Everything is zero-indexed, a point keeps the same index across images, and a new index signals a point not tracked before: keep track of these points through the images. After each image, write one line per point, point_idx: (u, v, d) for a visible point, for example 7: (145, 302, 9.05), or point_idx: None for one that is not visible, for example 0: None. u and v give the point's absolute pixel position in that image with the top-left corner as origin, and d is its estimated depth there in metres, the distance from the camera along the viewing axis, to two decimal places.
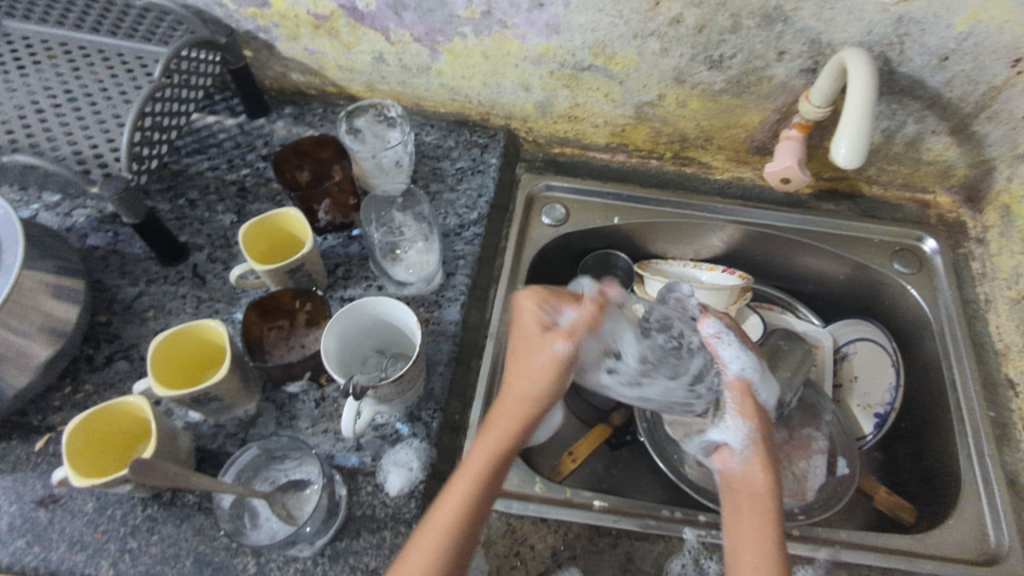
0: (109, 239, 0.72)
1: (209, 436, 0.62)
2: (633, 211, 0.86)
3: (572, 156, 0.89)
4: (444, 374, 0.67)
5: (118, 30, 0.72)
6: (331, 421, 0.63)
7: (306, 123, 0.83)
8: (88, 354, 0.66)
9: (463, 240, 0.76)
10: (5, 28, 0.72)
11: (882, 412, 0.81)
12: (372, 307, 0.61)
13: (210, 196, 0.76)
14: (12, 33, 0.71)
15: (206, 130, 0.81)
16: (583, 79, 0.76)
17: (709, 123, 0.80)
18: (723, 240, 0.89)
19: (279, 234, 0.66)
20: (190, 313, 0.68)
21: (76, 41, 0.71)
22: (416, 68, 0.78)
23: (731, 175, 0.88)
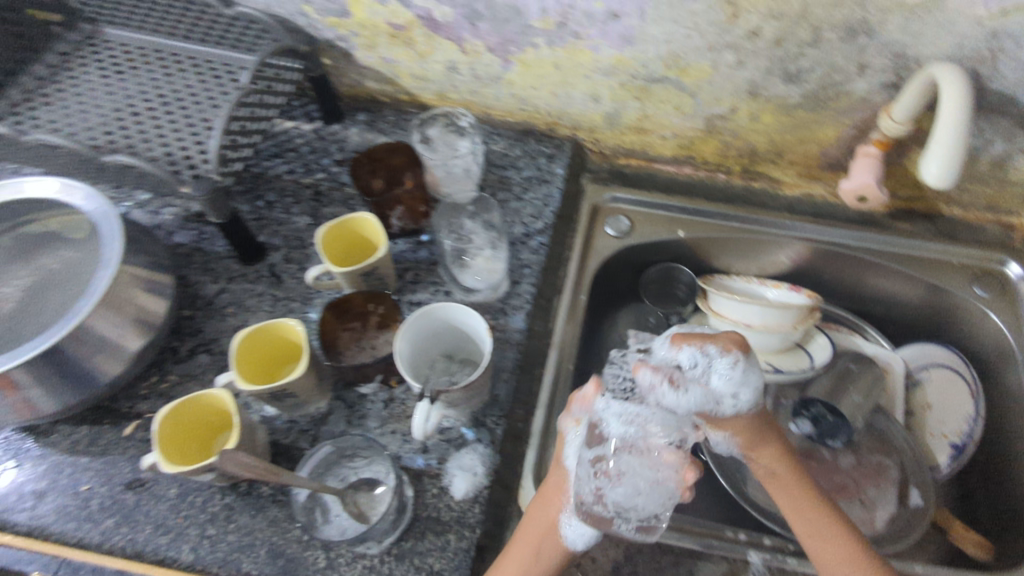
0: (194, 237, 0.76)
1: (283, 431, 0.64)
2: (698, 225, 0.86)
3: (637, 168, 0.89)
4: (508, 381, 0.68)
5: (208, 37, 0.76)
6: (399, 422, 0.65)
7: (379, 129, 0.85)
8: (174, 346, 0.69)
9: (529, 249, 0.77)
10: (109, 36, 0.76)
11: (959, 443, 0.77)
12: (442, 313, 0.62)
13: (287, 198, 0.79)
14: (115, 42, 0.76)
15: (285, 135, 0.84)
16: (654, 91, 0.76)
17: (781, 137, 0.79)
18: (789, 256, 0.87)
19: (353, 238, 0.68)
20: (267, 310, 0.71)
21: (169, 47, 0.75)
22: (487, 78, 0.79)
23: (802, 191, 0.86)
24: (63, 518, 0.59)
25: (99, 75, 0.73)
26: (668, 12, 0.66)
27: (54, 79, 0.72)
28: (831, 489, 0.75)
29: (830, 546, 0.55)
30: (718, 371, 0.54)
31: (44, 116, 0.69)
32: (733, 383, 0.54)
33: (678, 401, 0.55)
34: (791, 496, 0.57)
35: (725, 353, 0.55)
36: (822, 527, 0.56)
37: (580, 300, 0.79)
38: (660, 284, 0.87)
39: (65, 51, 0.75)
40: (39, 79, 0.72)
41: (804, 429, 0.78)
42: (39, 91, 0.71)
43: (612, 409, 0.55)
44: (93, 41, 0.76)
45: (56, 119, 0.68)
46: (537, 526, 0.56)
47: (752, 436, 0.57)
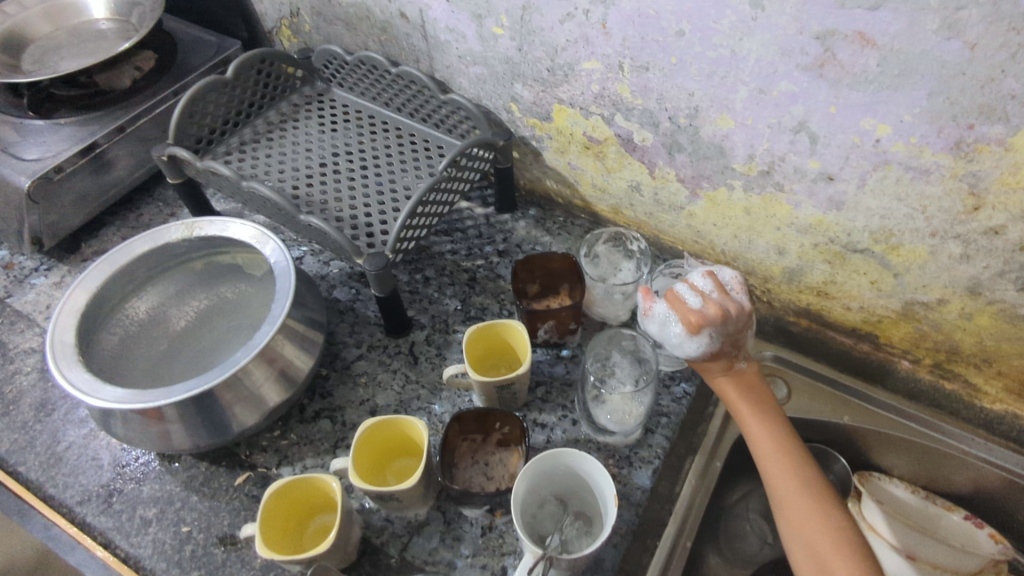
0: (351, 295, 0.77)
1: (377, 529, 0.61)
2: (865, 413, 0.77)
3: (808, 330, 0.79)
4: (618, 547, 0.60)
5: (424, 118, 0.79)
6: (492, 558, 0.59)
7: (546, 228, 0.83)
8: (302, 404, 0.68)
9: (670, 396, 0.70)
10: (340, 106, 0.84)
11: None
12: (569, 459, 0.57)
13: (443, 277, 0.78)
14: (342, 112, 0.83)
15: (457, 215, 0.85)
16: (851, 260, 0.68)
17: (996, 345, 0.67)
18: (966, 481, 0.75)
19: (498, 343, 0.65)
20: (396, 389, 0.68)
21: (390, 121, 0.82)
22: (669, 205, 0.75)
23: (1008, 408, 0.71)
24: (157, 556, 0.59)
25: (318, 130, 0.81)
26: (893, 186, 0.59)
27: (280, 127, 0.81)
28: None
29: (806, 532, 0.56)
30: (671, 325, 0.63)
31: (262, 158, 0.77)
32: (685, 348, 0.62)
33: (653, 328, 0.64)
34: (778, 467, 0.59)
35: (680, 332, 0.62)
36: (787, 509, 0.57)
37: (714, 469, 0.70)
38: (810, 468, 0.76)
39: (296, 102, 0.85)
40: (269, 124, 0.82)
41: None
42: (268, 133, 0.81)
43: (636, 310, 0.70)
44: (321, 98, 0.86)
45: (271, 164, 0.76)
46: None
47: (711, 370, 0.63)
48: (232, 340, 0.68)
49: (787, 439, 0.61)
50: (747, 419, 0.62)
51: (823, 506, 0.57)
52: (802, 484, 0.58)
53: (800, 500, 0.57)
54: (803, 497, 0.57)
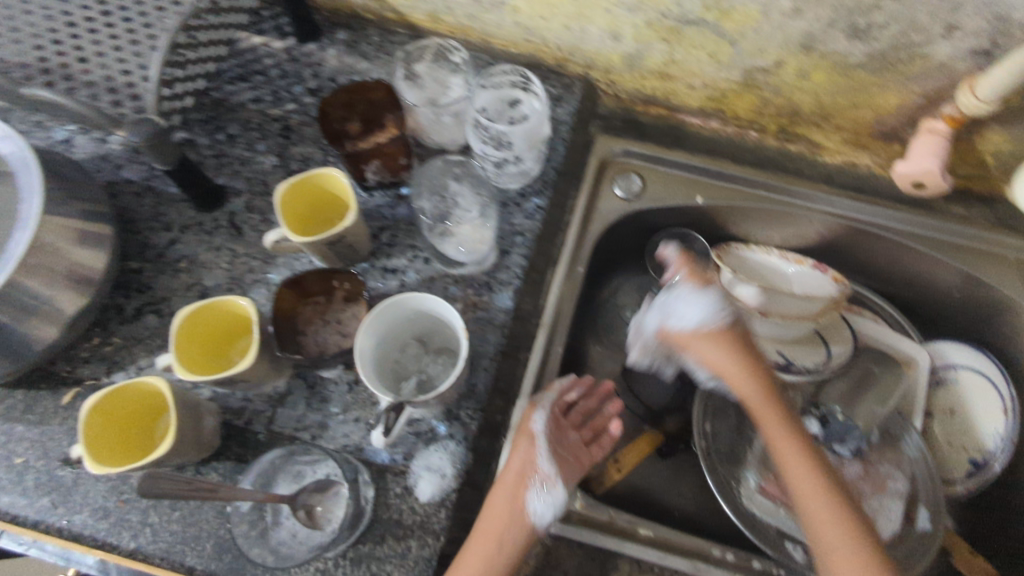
0: (146, 172, 0.67)
1: (237, 411, 0.59)
2: (721, 192, 0.75)
3: (658, 117, 0.77)
4: (489, 371, 0.61)
5: None
6: (363, 410, 0.59)
7: (360, 53, 0.72)
8: (119, 303, 0.62)
9: (523, 214, 0.67)
10: None
11: (981, 460, 0.70)
12: (414, 302, 0.55)
13: (252, 132, 0.69)
14: None
15: (251, 53, 0.72)
16: (686, 34, 0.63)
17: (831, 100, 0.66)
18: (819, 231, 0.77)
19: (321, 195, 0.59)
20: (224, 269, 0.64)
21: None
22: (488, 2, 0.66)
23: (844, 159, 0.75)
24: None
25: None
26: None
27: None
28: None
29: (799, 484, 0.54)
30: (682, 301, 0.61)
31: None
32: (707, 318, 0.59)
33: (527, 160, 0.65)
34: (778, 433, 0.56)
35: (691, 291, 0.60)
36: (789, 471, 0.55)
37: (578, 274, 0.70)
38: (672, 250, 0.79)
39: None
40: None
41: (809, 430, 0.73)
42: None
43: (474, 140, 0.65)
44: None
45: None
46: (502, 517, 0.55)
47: (734, 373, 0.58)
48: None
49: (772, 403, 0.58)
50: (745, 392, 0.58)
51: (804, 448, 0.56)
52: (799, 448, 0.56)
53: (804, 456, 0.55)
54: (816, 486, 0.54)
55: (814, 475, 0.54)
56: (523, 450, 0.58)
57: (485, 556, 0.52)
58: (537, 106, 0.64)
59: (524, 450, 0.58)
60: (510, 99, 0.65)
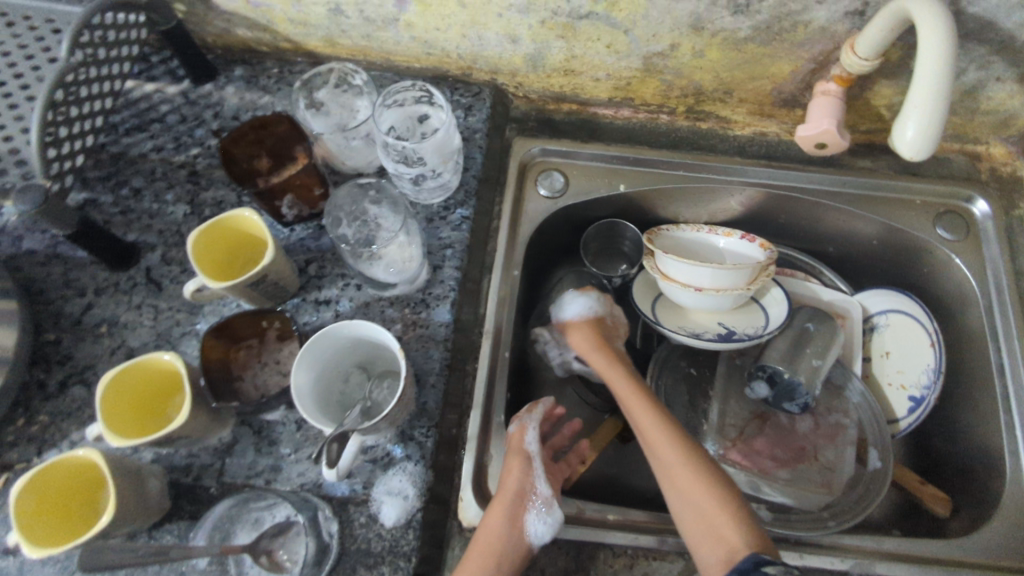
0: (48, 242, 0.64)
1: (183, 468, 0.57)
2: (640, 177, 0.76)
3: (570, 113, 0.77)
4: (437, 387, 0.61)
5: None
6: (315, 446, 0.58)
7: (261, 87, 0.72)
8: (40, 380, 0.59)
9: (449, 226, 0.67)
10: None
11: (918, 395, 0.74)
12: (348, 330, 0.53)
13: (158, 182, 0.67)
14: None
15: (147, 102, 0.70)
16: (580, 28, 0.64)
17: (730, 75, 0.69)
18: (740, 202, 0.79)
19: (237, 238, 0.58)
20: (149, 324, 0.62)
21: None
22: (381, 20, 0.66)
23: (753, 129, 0.77)
24: None
25: None
26: None
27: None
28: (789, 454, 0.73)
29: (681, 482, 0.57)
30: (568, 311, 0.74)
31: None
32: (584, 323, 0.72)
33: (443, 176, 0.66)
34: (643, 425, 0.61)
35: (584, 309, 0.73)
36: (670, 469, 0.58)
37: (514, 277, 0.70)
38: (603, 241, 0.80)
39: None
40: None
41: (760, 392, 0.75)
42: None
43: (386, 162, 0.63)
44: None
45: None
46: (495, 534, 0.55)
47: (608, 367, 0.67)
48: None
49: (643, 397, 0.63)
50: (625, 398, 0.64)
51: (684, 450, 0.59)
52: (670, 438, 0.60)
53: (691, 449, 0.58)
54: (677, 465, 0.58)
55: (687, 468, 0.57)
56: (517, 467, 0.59)
57: (486, 570, 0.52)
58: (443, 120, 0.63)
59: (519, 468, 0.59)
60: (414, 116, 0.66)
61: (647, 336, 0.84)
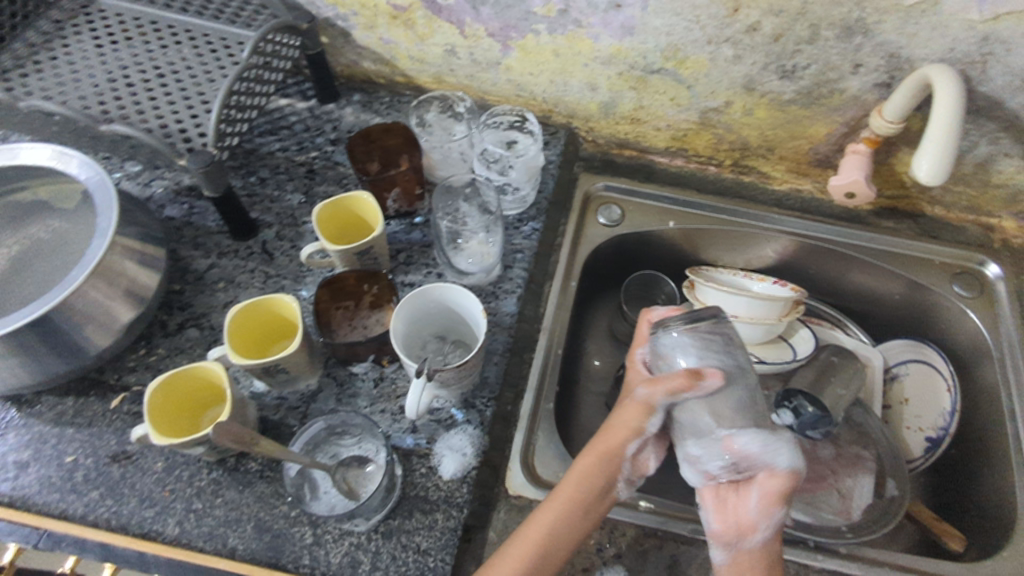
0: (185, 211, 0.74)
1: (272, 408, 0.64)
2: (688, 217, 0.87)
3: (630, 158, 0.89)
4: (499, 364, 0.69)
5: (221, 15, 0.74)
6: (389, 402, 0.65)
7: (374, 110, 0.84)
8: (163, 320, 0.67)
9: (521, 235, 0.77)
10: (100, 4, 0.75)
11: (935, 436, 0.81)
12: (438, 294, 0.62)
13: (280, 175, 0.77)
14: (107, 11, 0.74)
15: (279, 112, 0.82)
16: (651, 82, 0.77)
17: (774, 133, 0.80)
18: (776, 251, 0.89)
19: (350, 217, 0.68)
20: (259, 287, 0.69)
21: (178, 23, 0.73)
22: (486, 63, 0.79)
23: (790, 186, 0.88)
24: (47, 489, 0.59)
25: (95, 47, 0.71)
26: (670, 4, 0.67)
27: (47, 46, 0.70)
28: (810, 478, 0.77)
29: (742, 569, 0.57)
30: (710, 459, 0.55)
31: (35, 83, 0.67)
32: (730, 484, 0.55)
33: (527, 189, 0.76)
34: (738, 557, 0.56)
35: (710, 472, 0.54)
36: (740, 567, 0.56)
37: (571, 287, 0.79)
38: (645, 287, 0.90)
39: (59, 18, 0.73)
40: (31, 45, 0.70)
41: (785, 421, 0.78)
42: (34, 57, 0.69)
43: (481, 168, 0.77)
44: (88, 10, 0.74)
45: (48, 88, 0.66)
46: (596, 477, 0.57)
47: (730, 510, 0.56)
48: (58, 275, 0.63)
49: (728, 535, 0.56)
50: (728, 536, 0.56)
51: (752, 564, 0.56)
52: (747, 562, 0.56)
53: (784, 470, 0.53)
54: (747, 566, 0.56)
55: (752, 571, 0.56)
56: (637, 415, 0.56)
57: (575, 500, 0.56)
58: (533, 142, 0.77)
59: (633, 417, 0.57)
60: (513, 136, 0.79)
61: None
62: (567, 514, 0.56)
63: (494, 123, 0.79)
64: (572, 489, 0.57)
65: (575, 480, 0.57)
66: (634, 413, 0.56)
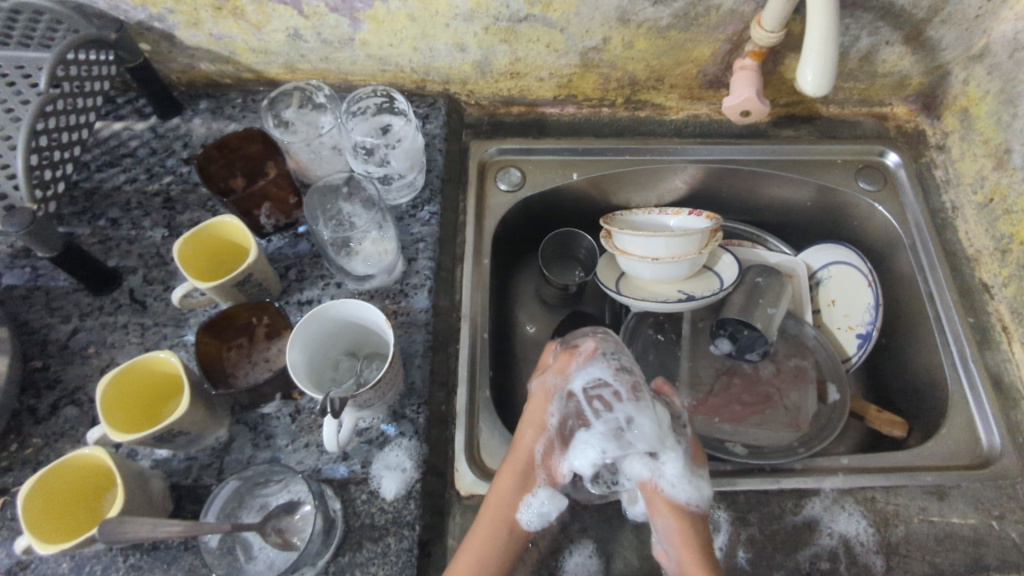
0: (29, 275, 0.64)
1: (182, 471, 0.58)
2: (591, 165, 0.83)
3: (520, 114, 0.84)
4: (422, 366, 0.64)
5: (10, 38, 0.61)
6: (311, 434, 0.60)
7: (227, 116, 0.75)
8: (30, 405, 0.59)
9: (419, 222, 0.71)
10: None
11: (865, 332, 0.80)
12: (334, 311, 0.56)
13: (134, 211, 0.68)
14: None
15: (116, 139, 0.72)
16: (521, 31, 0.71)
17: (658, 62, 0.77)
18: (685, 181, 0.86)
19: (220, 245, 0.60)
20: (136, 342, 0.62)
21: None
22: (338, 41, 0.71)
23: (686, 113, 0.85)
24: None
25: None
26: None
27: None
28: (756, 399, 0.78)
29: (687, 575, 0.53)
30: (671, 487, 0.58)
31: None
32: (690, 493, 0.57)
33: (415, 176, 0.71)
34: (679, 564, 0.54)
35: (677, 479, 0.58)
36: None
37: (485, 265, 0.75)
38: (559, 248, 0.86)
39: None
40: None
41: (725, 348, 0.82)
42: None
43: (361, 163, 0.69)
44: None
45: None
46: (507, 494, 0.57)
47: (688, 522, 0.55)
48: None
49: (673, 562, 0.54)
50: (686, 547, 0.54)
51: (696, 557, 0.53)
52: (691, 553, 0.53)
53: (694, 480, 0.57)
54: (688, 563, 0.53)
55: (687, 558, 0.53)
56: (542, 398, 0.62)
57: (495, 530, 0.55)
58: (410, 122, 0.69)
59: (539, 408, 0.62)
60: (392, 120, 0.71)
61: (615, 314, 0.88)
62: (488, 548, 0.54)
63: (361, 108, 0.72)
64: (508, 510, 0.56)
65: (506, 500, 0.56)
66: (541, 408, 0.62)
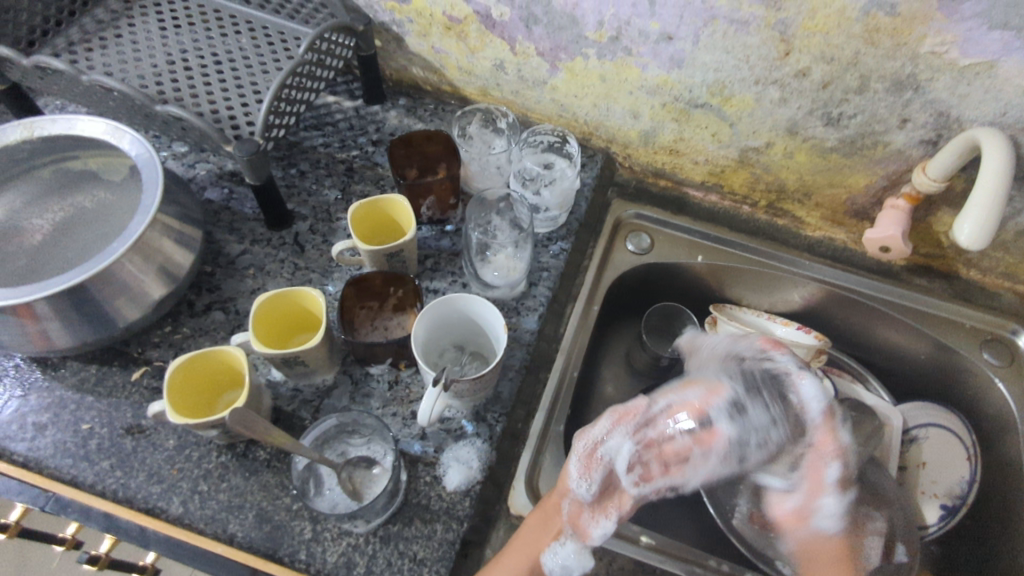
0: (225, 195, 0.75)
1: (286, 398, 0.65)
2: (717, 253, 0.87)
3: (665, 188, 0.90)
4: (513, 380, 0.69)
5: (281, 9, 0.75)
6: (401, 406, 0.66)
7: (418, 116, 0.85)
8: (190, 299, 0.68)
9: (549, 253, 0.77)
10: None
11: (950, 504, 0.79)
12: (461, 304, 0.62)
13: (319, 170, 0.79)
14: None
15: (325, 109, 0.84)
16: (694, 115, 0.77)
17: (813, 178, 0.80)
18: (803, 296, 0.88)
19: (382, 217, 0.68)
20: (286, 277, 0.70)
21: (240, 13, 0.74)
22: (532, 81, 0.80)
23: (824, 234, 0.87)
24: (60, 454, 0.59)
25: (159, 29, 0.72)
26: (721, 40, 0.66)
27: (114, 24, 0.72)
28: None
29: None
30: None
31: (97, 59, 0.68)
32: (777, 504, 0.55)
33: (559, 212, 0.77)
34: None
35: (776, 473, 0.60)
36: None
37: (593, 312, 0.80)
38: (664, 320, 0.89)
39: None
40: (99, 22, 0.72)
41: None
42: (100, 33, 0.71)
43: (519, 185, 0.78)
44: None
45: (110, 64, 0.68)
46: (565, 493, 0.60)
47: None
48: (99, 245, 0.64)
49: None
50: None
51: None
52: None
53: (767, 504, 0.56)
54: None
55: None
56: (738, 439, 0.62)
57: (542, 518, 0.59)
58: (574, 164, 0.78)
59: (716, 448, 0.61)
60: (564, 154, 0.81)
61: None
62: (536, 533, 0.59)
63: (534, 142, 0.81)
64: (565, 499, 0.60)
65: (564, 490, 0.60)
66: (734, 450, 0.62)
